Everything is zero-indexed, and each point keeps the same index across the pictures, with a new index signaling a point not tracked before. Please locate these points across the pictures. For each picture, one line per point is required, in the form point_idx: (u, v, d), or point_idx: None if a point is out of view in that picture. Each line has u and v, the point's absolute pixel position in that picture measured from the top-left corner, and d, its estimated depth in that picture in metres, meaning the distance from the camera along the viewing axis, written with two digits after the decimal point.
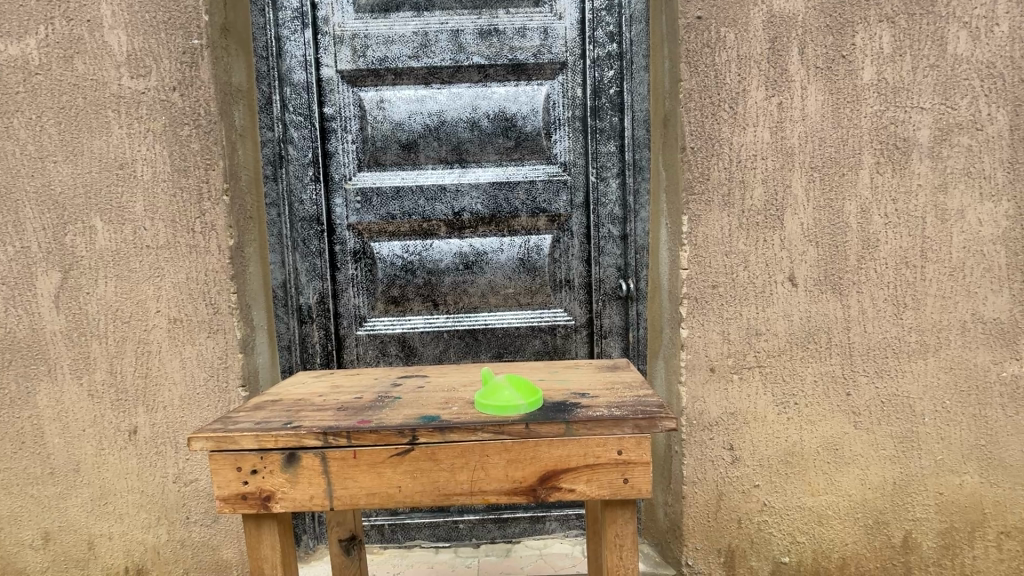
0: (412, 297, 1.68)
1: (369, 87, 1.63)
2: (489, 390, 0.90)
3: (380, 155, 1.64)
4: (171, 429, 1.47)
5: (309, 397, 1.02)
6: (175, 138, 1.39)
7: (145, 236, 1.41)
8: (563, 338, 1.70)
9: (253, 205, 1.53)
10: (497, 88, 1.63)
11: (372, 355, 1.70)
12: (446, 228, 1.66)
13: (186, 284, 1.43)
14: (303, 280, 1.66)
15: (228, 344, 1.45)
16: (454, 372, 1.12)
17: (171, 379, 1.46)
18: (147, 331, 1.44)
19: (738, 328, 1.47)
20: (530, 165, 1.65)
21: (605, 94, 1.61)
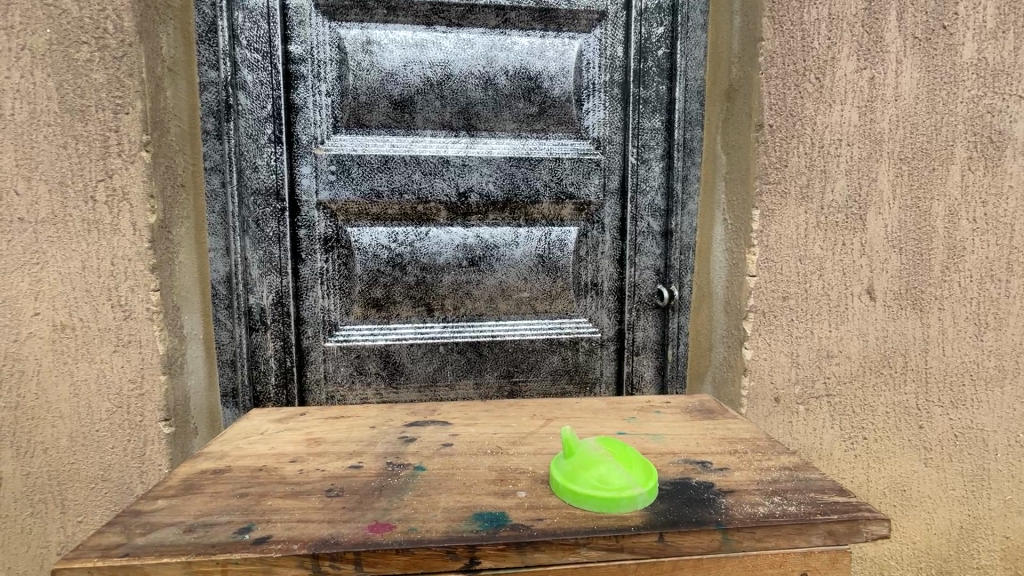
0: (400, 299, 1.32)
1: (352, 21, 1.23)
2: (581, 462, 0.58)
3: (365, 114, 1.25)
4: (56, 481, 1.04)
5: (278, 465, 0.65)
6: (66, 63, 0.95)
7: (17, 204, 0.96)
8: (586, 355, 1.40)
9: (186, 169, 1.12)
10: (518, 38, 1.29)
11: (344, 373, 1.32)
12: (447, 213, 1.31)
13: (82, 276, 1.00)
14: (254, 275, 1.23)
15: (144, 363, 1.03)
16: (489, 421, 0.79)
17: (56, 411, 1.02)
18: (19, 342, 0.99)
19: (808, 349, 1.21)
20: (555, 138, 1.33)
21: (652, 56, 1.32)
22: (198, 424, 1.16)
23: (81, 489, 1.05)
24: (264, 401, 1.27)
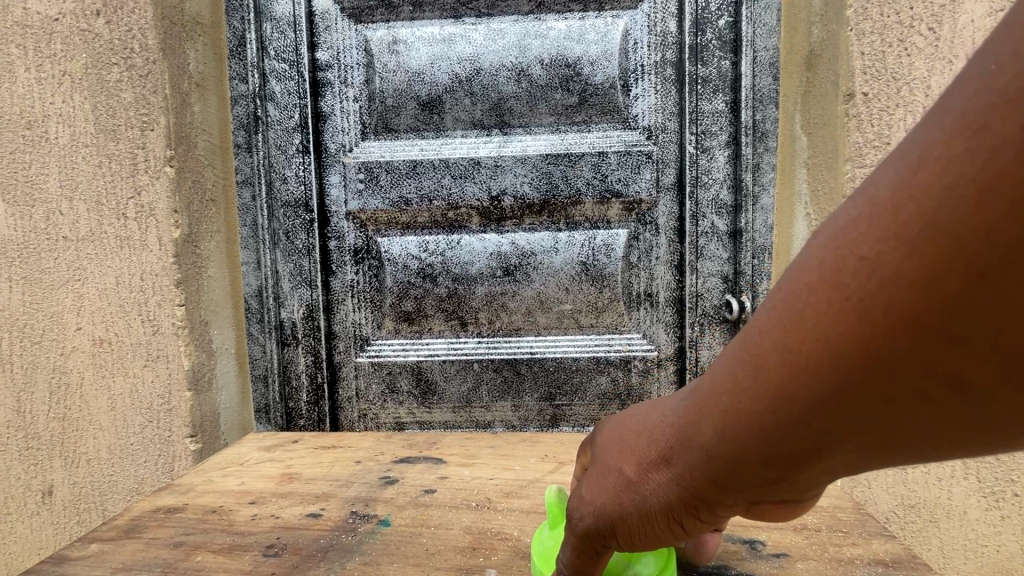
0: (431, 312, 1.23)
1: (378, 21, 1.18)
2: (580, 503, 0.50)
3: (393, 118, 1.20)
4: (98, 491, 1.06)
5: (234, 507, 0.58)
6: (100, 85, 0.97)
7: (61, 223, 1.00)
8: (640, 377, 1.22)
9: (216, 184, 1.11)
10: (554, 22, 1.16)
11: (376, 391, 1.25)
12: (480, 219, 1.20)
13: (116, 291, 1.01)
14: (285, 288, 1.23)
15: (171, 379, 1.02)
16: (491, 461, 0.67)
17: (96, 423, 1.04)
18: (64, 356, 1.02)
19: None
20: (599, 130, 1.18)
21: (712, 27, 1.13)
22: (230, 440, 1.14)
23: (119, 501, 1.06)
24: (296, 418, 1.26)
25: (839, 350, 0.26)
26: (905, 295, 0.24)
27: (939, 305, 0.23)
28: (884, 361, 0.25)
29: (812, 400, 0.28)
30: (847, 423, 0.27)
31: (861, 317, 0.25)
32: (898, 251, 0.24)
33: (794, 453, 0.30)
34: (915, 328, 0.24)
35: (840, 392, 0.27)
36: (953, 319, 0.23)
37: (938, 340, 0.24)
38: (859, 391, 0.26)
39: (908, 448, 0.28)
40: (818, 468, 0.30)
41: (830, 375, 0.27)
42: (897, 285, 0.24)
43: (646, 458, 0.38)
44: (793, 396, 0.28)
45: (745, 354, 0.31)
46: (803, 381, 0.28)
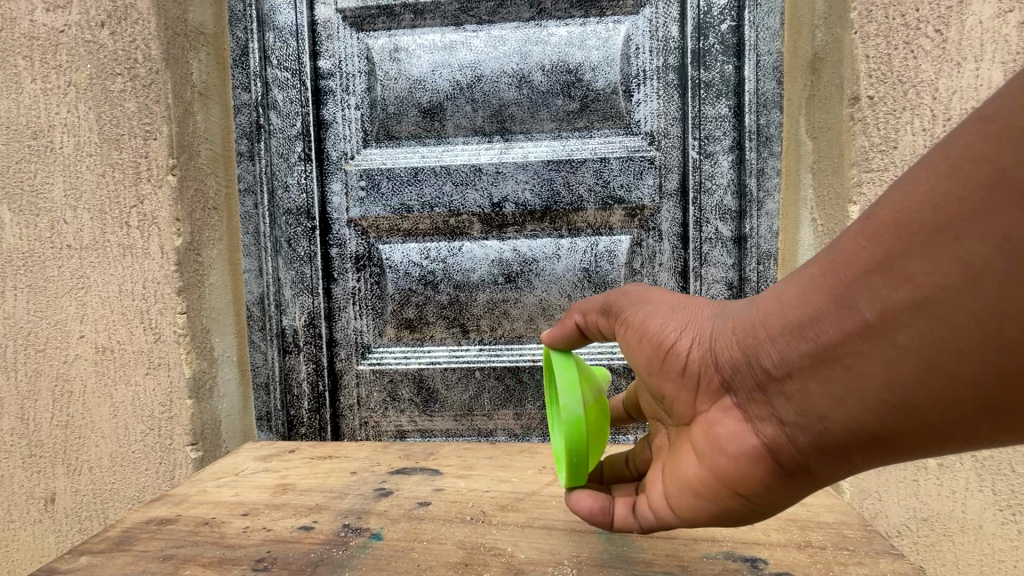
0: (433, 320, 1.22)
1: (380, 30, 1.18)
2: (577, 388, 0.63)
3: (394, 125, 1.20)
4: (100, 499, 1.06)
5: (227, 519, 0.58)
6: (104, 95, 0.98)
7: (65, 231, 1.00)
8: None
9: (219, 192, 1.12)
10: (555, 28, 1.16)
11: (378, 399, 1.25)
12: (481, 226, 1.20)
13: (119, 299, 1.01)
14: (287, 295, 1.23)
15: (173, 387, 1.02)
16: (487, 473, 0.67)
17: (98, 431, 1.04)
18: (67, 364, 1.03)
19: None
20: (601, 135, 1.17)
21: (715, 32, 1.12)
22: (232, 448, 1.14)
23: (121, 509, 1.06)
24: (297, 425, 1.26)
25: (874, 233, 0.34)
26: (939, 196, 0.31)
27: (960, 206, 0.30)
28: (905, 248, 0.32)
29: (835, 272, 0.36)
30: (858, 302, 0.34)
31: (897, 209, 0.33)
32: (948, 163, 0.31)
33: (801, 326, 0.38)
34: (936, 221, 0.31)
35: (858, 269, 0.34)
36: (969, 225, 0.30)
37: (950, 238, 0.30)
38: (875, 273, 0.33)
39: (899, 360, 0.33)
40: (820, 355, 0.37)
41: (858, 252, 0.35)
42: (931, 187, 0.31)
43: (697, 316, 0.49)
44: (826, 270, 0.36)
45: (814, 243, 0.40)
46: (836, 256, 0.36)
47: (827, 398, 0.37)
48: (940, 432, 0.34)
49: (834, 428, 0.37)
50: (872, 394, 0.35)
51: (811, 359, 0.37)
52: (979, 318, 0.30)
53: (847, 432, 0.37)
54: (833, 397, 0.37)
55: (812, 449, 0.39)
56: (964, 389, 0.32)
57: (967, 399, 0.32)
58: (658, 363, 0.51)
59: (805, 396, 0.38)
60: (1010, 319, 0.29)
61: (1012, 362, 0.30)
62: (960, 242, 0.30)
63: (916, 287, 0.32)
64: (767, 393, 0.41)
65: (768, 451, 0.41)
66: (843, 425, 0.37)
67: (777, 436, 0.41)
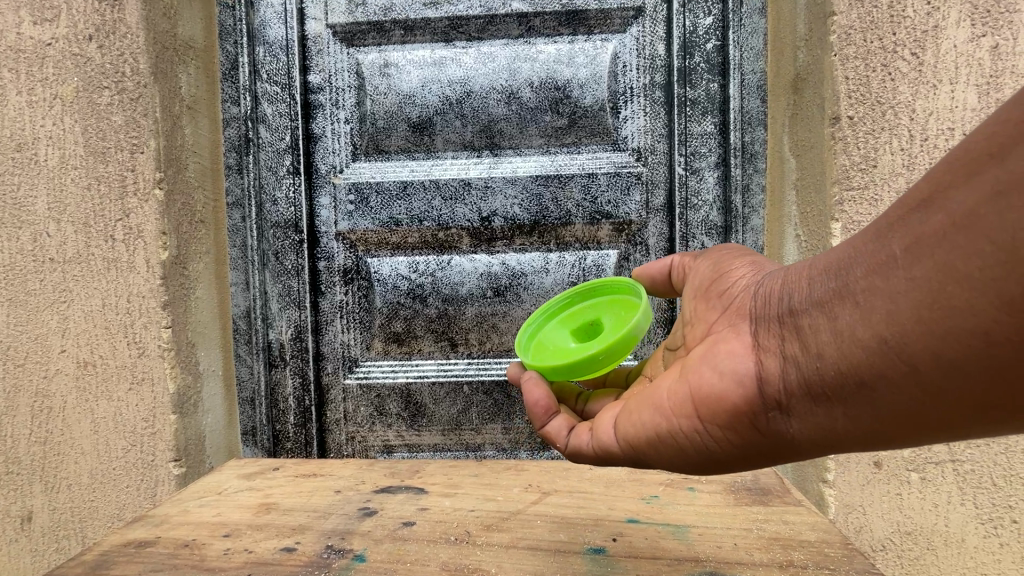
0: (421, 333, 1.22)
1: (370, 45, 1.19)
2: (620, 324, 0.72)
3: (383, 139, 1.20)
4: (78, 517, 1.04)
5: (207, 541, 0.58)
6: (90, 108, 0.97)
7: (48, 244, 0.99)
8: None
9: (206, 205, 1.11)
10: (544, 46, 1.17)
11: (365, 414, 1.24)
12: (469, 240, 1.20)
13: (102, 313, 1.00)
14: (274, 309, 1.22)
15: (156, 402, 1.01)
16: (473, 491, 0.67)
17: (78, 447, 1.02)
18: (48, 378, 1.01)
19: None
20: (588, 151, 1.18)
21: (700, 51, 1.14)
22: (216, 463, 1.12)
23: (100, 527, 1.04)
24: (283, 441, 1.24)
25: (932, 172, 0.37)
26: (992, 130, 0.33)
27: (1008, 136, 0.32)
28: (947, 183, 0.35)
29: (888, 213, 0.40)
30: (892, 237, 0.38)
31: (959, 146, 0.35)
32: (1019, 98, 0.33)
33: (837, 264, 0.42)
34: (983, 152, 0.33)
35: (905, 208, 0.38)
36: (1010, 154, 0.31)
37: (987, 171, 0.32)
38: (917, 208, 0.37)
39: (904, 293, 0.36)
40: (841, 290, 0.41)
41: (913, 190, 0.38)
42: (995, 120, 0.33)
43: (765, 269, 0.54)
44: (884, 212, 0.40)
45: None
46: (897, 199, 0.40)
47: (830, 333, 0.41)
48: (938, 379, 0.36)
49: (829, 363, 0.41)
50: (872, 327, 0.38)
51: (834, 292, 0.42)
52: (991, 246, 0.32)
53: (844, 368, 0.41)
54: (838, 326, 0.40)
55: (806, 383, 0.43)
56: (960, 327, 0.34)
57: (964, 339, 0.34)
58: (713, 304, 0.58)
59: (814, 331, 0.43)
60: (1014, 254, 0.31)
61: (1015, 297, 0.31)
62: (995, 172, 0.32)
63: (945, 218, 0.34)
64: (783, 328, 0.46)
65: (765, 379, 0.46)
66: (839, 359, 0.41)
67: (777, 371, 0.46)
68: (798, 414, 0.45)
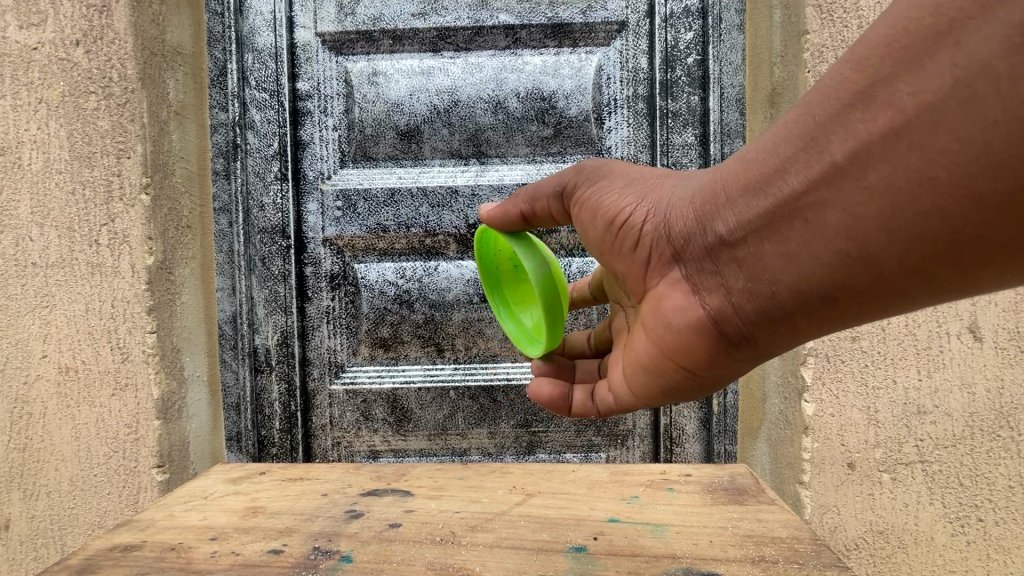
0: (408, 339, 1.23)
1: (358, 54, 1.21)
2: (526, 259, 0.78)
3: (371, 146, 1.22)
4: (57, 525, 1.02)
5: (194, 544, 0.58)
6: (76, 112, 0.97)
7: (31, 249, 0.98)
8: None
9: (193, 210, 1.11)
10: (530, 57, 1.20)
11: (351, 419, 1.25)
12: (456, 246, 1.22)
13: (86, 318, 0.99)
14: (260, 314, 1.23)
15: (139, 407, 1.00)
16: (458, 493, 0.68)
17: (59, 454, 1.01)
18: (29, 384, 1.00)
19: (890, 404, 0.92)
20: (573, 161, 1.21)
21: (681, 65, 1.18)
22: (200, 469, 1.11)
23: (80, 535, 1.03)
24: (268, 446, 1.24)
25: (860, 64, 0.36)
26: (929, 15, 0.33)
27: (956, 17, 0.31)
28: (889, 77, 0.34)
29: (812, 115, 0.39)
30: (830, 143, 0.37)
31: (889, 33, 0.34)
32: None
33: (768, 178, 0.42)
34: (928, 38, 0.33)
35: (835, 107, 0.37)
36: (965, 36, 0.31)
37: (937, 58, 0.32)
38: (853, 107, 0.36)
39: (864, 204, 0.36)
40: (785, 208, 0.41)
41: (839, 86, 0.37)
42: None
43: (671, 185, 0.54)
44: (805, 115, 0.39)
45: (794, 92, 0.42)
46: (816, 98, 0.39)
47: (781, 255, 0.42)
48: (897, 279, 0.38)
49: (787, 282, 0.43)
50: (833, 243, 0.39)
51: (777, 211, 0.41)
52: (955, 143, 0.32)
53: (802, 285, 0.42)
54: (795, 244, 0.41)
55: (765, 304, 0.45)
56: (925, 228, 0.35)
57: (929, 240, 0.35)
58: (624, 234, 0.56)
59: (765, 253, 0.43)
60: (979, 151, 0.32)
61: (978, 193, 0.32)
62: (950, 59, 0.32)
63: (895, 116, 0.34)
64: (725, 255, 0.46)
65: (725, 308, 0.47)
66: (799, 277, 0.42)
67: (730, 299, 0.47)
68: (758, 333, 0.47)
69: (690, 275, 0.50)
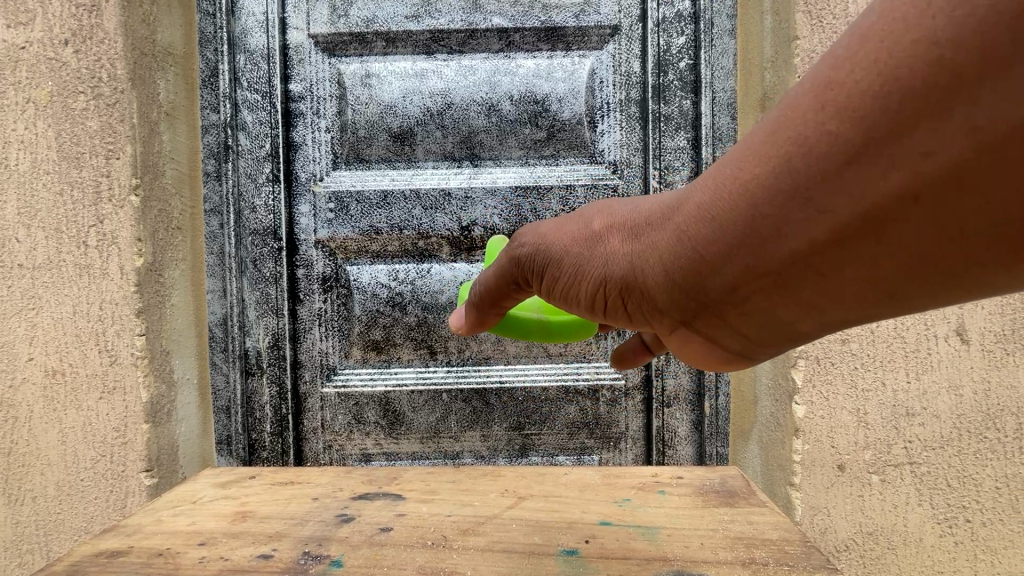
0: (401, 341, 1.23)
1: (351, 56, 1.21)
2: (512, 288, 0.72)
3: (364, 148, 1.22)
4: (42, 531, 1.00)
5: (182, 550, 0.58)
6: (65, 112, 0.96)
7: (17, 250, 0.97)
8: (608, 406, 1.24)
9: (183, 212, 1.10)
10: (523, 60, 1.20)
11: (343, 422, 1.24)
12: (449, 249, 1.22)
13: (73, 320, 0.98)
14: (251, 316, 1.22)
15: (127, 411, 0.99)
16: (450, 497, 0.68)
17: (44, 458, 0.99)
18: (14, 388, 0.98)
19: (879, 406, 0.92)
20: (566, 163, 1.22)
21: (673, 69, 1.18)
22: (189, 473, 1.10)
23: (66, 541, 1.01)
24: (258, 450, 1.23)
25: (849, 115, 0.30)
26: (922, 59, 0.27)
27: (958, 65, 0.25)
28: (888, 132, 0.28)
29: (798, 173, 0.33)
30: (832, 207, 0.32)
31: (881, 79, 0.28)
32: (939, 9, 0.26)
33: (755, 235, 0.36)
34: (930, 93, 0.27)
35: (825, 162, 0.31)
36: (985, 90, 0.25)
37: (951, 113, 0.26)
38: (851, 169, 0.30)
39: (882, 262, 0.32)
40: (787, 265, 0.35)
41: (824, 142, 0.31)
42: (921, 43, 0.27)
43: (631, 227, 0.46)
44: (792, 171, 0.33)
45: (758, 128, 0.36)
46: (797, 153, 0.32)
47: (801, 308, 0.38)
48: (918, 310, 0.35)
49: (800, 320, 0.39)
50: (851, 294, 0.35)
51: (785, 270, 0.36)
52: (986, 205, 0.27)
53: (816, 323, 0.39)
54: (804, 296, 0.37)
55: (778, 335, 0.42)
56: (953, 275, 0.31)
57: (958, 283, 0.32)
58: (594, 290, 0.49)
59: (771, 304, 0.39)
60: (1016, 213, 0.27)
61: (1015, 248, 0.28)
62: (966, 115, 0.26)
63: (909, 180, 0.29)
64: (723, 305, 0.41)
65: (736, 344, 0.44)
66: (823, 319, 0.38)
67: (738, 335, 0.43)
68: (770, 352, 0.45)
69: (693, 326, 0.45)
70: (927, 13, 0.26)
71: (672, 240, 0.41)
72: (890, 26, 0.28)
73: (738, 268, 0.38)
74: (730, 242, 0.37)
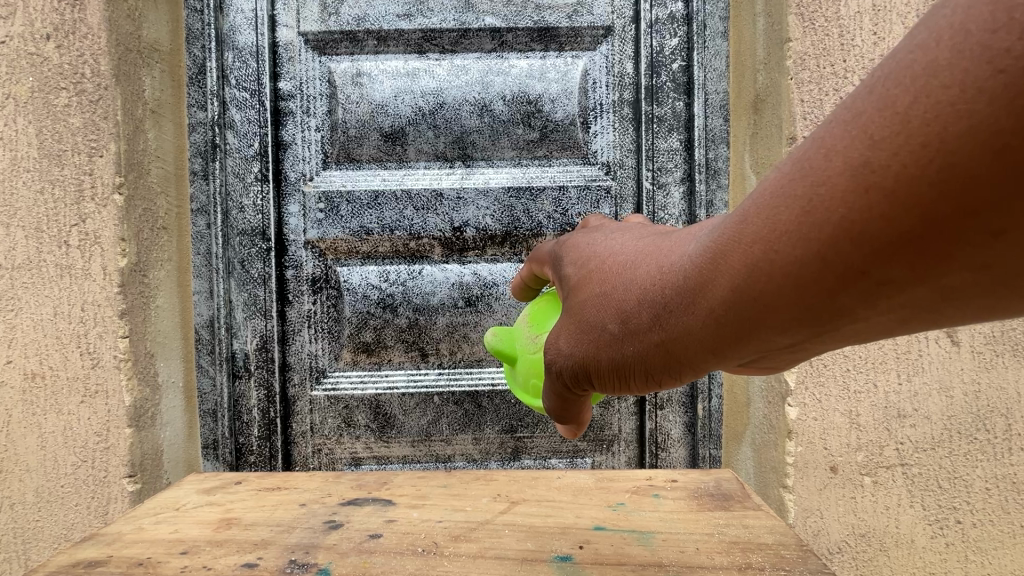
0: (391, 343, 1.21)
1: (342, 55, 1.19)
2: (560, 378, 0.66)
3: (355, 148, 1.20)
4: (20, 539, 0.97)
5: (164, 559, 0.56)
6: (46, 109, 0.93)
7: None
8: (600, 409, 1.23)
9: (169, 212, 1.08)
10: (516, 60, 1.19)
11: (332, 426, 1.22)
12: (441, 250, 1.20)
13: (54, 322, 0.95)
14: (238, 318, 1.20)
15: (110, 415, 0.97)
16: (442, 502, 0.67)
17: (22, 464, 0.96)
18: None
19: (872, 407, 0.92)
20: (559, 164, 1.21)
21: (666, 70, 1.18)
22: (174, 479, 1.07)
23: (45, 549, 0.98)
24: (246, 454, 1.21)
25: (903, 201, 0.27)
26: (978, 144, 0.24)
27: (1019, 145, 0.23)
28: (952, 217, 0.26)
29: (849, 252, 0.29)
30: (901, 285, 0.29)
31: (930, 162, 0.26)
32: (986, 90, 0.23)
33: (803, 313, 0.33)
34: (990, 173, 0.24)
35: (879, 248, 0.28)
36: None
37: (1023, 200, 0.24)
38: (911, 251, 0.27)
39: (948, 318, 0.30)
40: (843, 329, 0.33)
41: (877, 226, 0.28)
42: (974, 130, 0.24)
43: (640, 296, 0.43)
44: (838, 255, 0.30)
45: (776, 200, 0.33)
46: (844, 236, 0.29)
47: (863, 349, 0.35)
48: None
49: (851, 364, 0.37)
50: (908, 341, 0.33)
51: (845, 333, 0.33)
52: None
53: None
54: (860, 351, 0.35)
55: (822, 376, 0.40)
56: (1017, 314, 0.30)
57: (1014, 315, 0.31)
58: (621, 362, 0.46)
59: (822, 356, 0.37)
60: None
61: None
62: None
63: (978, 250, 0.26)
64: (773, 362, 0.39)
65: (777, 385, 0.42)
66: None
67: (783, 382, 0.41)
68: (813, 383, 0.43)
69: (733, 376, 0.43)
70: (976, 96, 0.24)
71: (709, 318, 0.38)
72: (932, 107, 0.25)
73: (794, 335, 0.35)
74: (779, 316, 0.34)
